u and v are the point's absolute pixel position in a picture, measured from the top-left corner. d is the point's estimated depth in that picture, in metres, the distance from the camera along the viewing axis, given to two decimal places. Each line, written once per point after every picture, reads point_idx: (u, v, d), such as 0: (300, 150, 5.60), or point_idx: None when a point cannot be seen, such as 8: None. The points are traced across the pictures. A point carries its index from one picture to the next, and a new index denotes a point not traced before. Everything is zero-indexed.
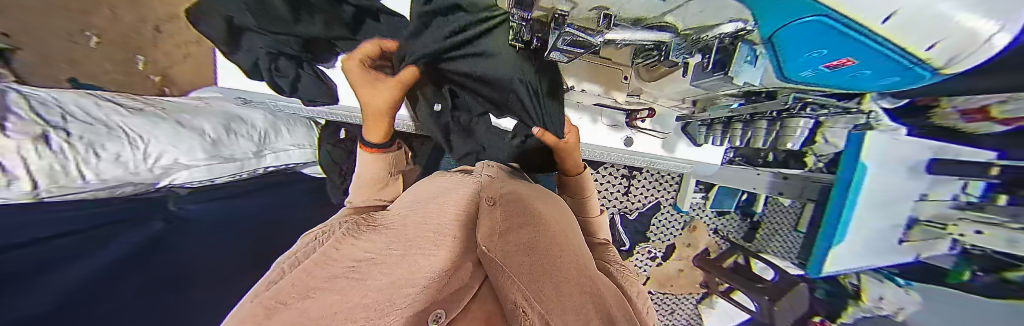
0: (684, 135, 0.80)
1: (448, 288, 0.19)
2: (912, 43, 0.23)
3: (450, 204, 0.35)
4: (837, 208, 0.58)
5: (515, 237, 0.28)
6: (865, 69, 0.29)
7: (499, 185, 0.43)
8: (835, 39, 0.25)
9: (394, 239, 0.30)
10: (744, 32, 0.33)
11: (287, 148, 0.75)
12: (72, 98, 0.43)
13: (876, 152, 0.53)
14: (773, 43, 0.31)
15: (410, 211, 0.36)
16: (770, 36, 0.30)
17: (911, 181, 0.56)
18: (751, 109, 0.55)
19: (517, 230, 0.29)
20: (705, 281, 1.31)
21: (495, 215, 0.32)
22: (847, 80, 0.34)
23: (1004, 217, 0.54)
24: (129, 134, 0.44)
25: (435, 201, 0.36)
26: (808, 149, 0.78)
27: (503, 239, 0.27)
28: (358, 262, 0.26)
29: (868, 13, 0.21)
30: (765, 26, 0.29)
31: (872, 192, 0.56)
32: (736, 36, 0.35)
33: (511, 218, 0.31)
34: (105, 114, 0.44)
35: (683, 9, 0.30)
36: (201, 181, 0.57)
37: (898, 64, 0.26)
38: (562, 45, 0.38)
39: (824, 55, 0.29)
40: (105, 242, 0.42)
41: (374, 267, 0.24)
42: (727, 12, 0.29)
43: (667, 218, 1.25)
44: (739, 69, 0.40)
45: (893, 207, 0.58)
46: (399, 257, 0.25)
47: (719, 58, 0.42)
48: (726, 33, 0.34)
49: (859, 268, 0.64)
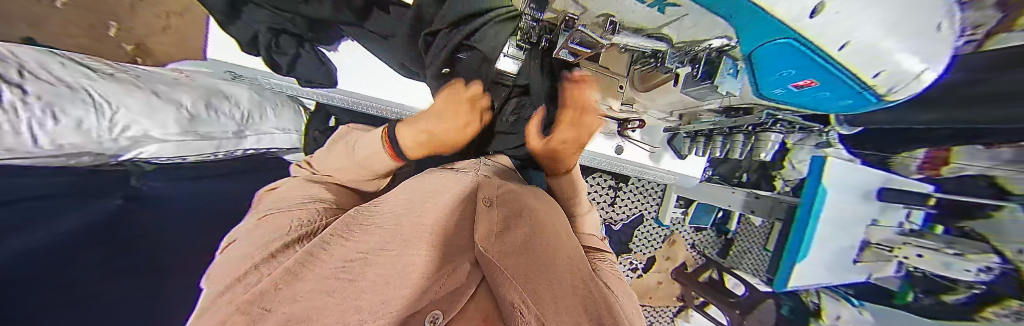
0: (669, 145, 0.85)
1: (432, 300, 0.20)
2: (859, 69, 0.22)
3: (445, 201, 0.35)
4: (801, 231, 0.63)
5: (510, 236, 0.28)
6: (825, 90, 0.28)
7: (498, 184, 0.43)
8: (798, 58, 0.24)
9: (388, 235, 0.29)
10: (729, 47, 0.33)
11: (272, 131, 0.72)
12: (34, 54, 0.39)
13: (836, 177, 0.59)
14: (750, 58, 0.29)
15: (404, 208, 0.34)
16: (749, 53, 0.29)
17: (864, 205, 0.63)
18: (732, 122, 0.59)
19: (514, 229, 0.30)
20: (682, 295, 1.35)
21: (492, 216, 0.31)
22: (812, 100, 0.33)
23: (940, 243, 0.61)
24: (97, 99, 0.41)
25: (433, 197, 0.35)
26: (778, 173, 0.84)
27: (499, 240, 0.27)
28: (350, 261, 0.25)
29: (826, 40, 0.20)
30: (744, 44, 0.28)
31: (832, 215, 0.62)
32: (723, 50, 0.35)
33: (508, 218, 0.32)
34: (73, 76, 0.40)
35: (678, 22, 0.31)
36: (173, 158, 0.54)
37: (849, 88, 0.26)
38: (570, 44, 0.38)
39: (791, 74, 0.28)
40: (51, 217, 0.37)
41: (368, 269, 0.24)
42: (716, 27, 0.29)
43: (649, 231, 1.30)
44: (723, 80, 0.39)
45: (850, 228, 0.64)
46: (396, 255, 0.25)
47: (706, 69, 0.41)
48: (714, 46, 0.35)
49: (823, 284, 0.69)
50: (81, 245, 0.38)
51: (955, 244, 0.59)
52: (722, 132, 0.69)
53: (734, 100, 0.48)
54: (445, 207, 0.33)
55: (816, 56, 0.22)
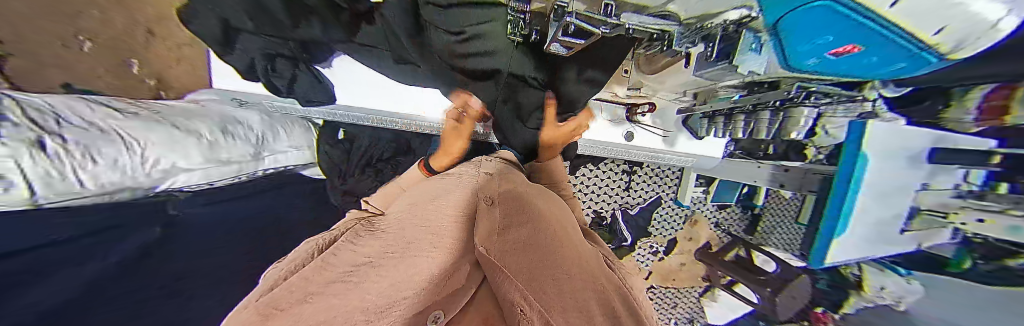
0: (685, 127, 0.79)
1: (438, 296, 0.17)
2: (915, 25, 0.19)
3: (446, 206, 0.33)
4: (839, 205, 0.58)
5: (514, 232, 0.27)
6: (871, 55, 0.25)
7: (497, 183, 0.41)
8: (839, 23, 0.21)
9: (392, 241, 0.29)
10: (748, 20, 0.29)
11: (285, 150, 0.75)
12: (67, 103, 0.42)
13: (877, 141, 0.53)
14: (777, 29, 0.27)
15: (406, 213, 0.36)
16: (776, 22, 0.26)
17: (908, 172, 0.56)
18: (754, 100, 0.54)
19: (515, 228, 0.28)
20: (707, 274, 1.31)
21: (492, 213, 0.29)
22: (851, 68, 0.29)
23: (1007, 204, 0.50)
24: (125, 137, 0.44)
25: (432, 204, 0.35)
26: (809, 142, 0.73)
27: (501, 238, 0.24)
28: (358, 265, 0.25)
29: None
30: (769, 14, 0.26)
31: (874, 182, 0.56)
32: (739, 21, 0.30)
33: (510, 215, 0.30)
34: (100, 118, 0.43)
35: None
36: (197, 185, 0.56)
37: (902, 49, 0.22)
38: (560, 37, 0.34)
39: (828, 44, 0.25)
40: (89, 255, 0.40)
41: (373, 269, 0.23)
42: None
43: (669, 213, 1.26)
44: (742, 58, 0.34)
45: (891, 198, 0.57)
46: (398, 258, 0.24)
47: (723, 47, 0.37)
48: (729, 21, 0.30)
49: (853, 259, 0.64)
50: (125, 274, 0.41)
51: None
52: (743, 110, 0.61)
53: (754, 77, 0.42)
54: (452, 206, 0.33)
55: (860, 17, 0.20)
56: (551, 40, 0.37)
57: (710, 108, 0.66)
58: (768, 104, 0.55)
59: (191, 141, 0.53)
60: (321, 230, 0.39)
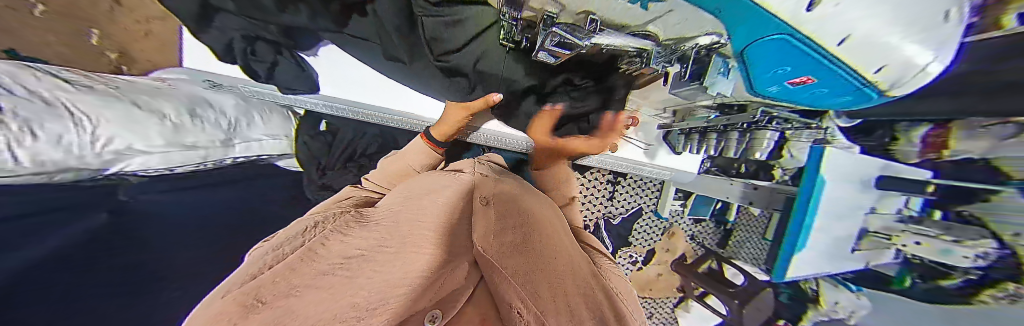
0: (665, 142, 0.83)
1: (432, 298, 0.17)
2: (861, 65, 0.21)
3: (442, 200, 0.34)
4: (799, 222, 0.63)
5: (510, 235, 0.29)
6: (822, 88, 0.27)
7: (492, 183, 0.43)
8: (799, 58, 0.23)
9: (386, 232, 0.28)
10: (718, 46, 0.31)
11: (261, 138, 0.69)
12: (6, 69, 0.38)
13: (834, 166, 0.58)
14: (744, 59, 0.29)
15: (402, 204, 0.34)
16: (741, 52, 0.28)
17: (862, 195, 0.61)
18: (725, 121, 0.58)
19: (512, 231, 0.30)
20: (682, 285, 1.36)
21: (490, 213, 0.32)
22: (811, 98, 0.32)
23: (939, 229, 0.58)
24: (75, 113, 0.40)
25: (429, 197, 0.35)
26: (776, 163, 0.79)
27: (498, 239, 0.27)
28: (348, 258, 0.23)
29: (829, 36, 0.19)
30: (736, 42, 0.26)
31: (832, 202, 0.61)
32: (710, 47, 0.32)
33: (506, 218, 0.32)
34: (47, 90, 0.39)
35: (663, 19, 0.29)
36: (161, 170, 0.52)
37: (852, 85, 0.25)
38: (549, 46, 0.36)
39: (788, 73, 0.27)
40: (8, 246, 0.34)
41: (365, 263, 0.22)
42: (704, 24, 0.27)
43: (649, 224, 1.30)
44: (713, 80, 0.38)
45: (849, 218, 0.63)
46: (393, 254, 0.24)
47: (695, 69, 0.39)
48: (702, 45, 0.32)
49: (815, 274, 0.69)
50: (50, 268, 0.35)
51: (954, 230, 0.56)
52: (716, 129, 0.65)
53: (726, 99, 0.45)
54: (447, 203, 0.33)
55: (815, 54, 0.21)
56: (539, 49, 0.38)
57: (688, 125, 0.69)
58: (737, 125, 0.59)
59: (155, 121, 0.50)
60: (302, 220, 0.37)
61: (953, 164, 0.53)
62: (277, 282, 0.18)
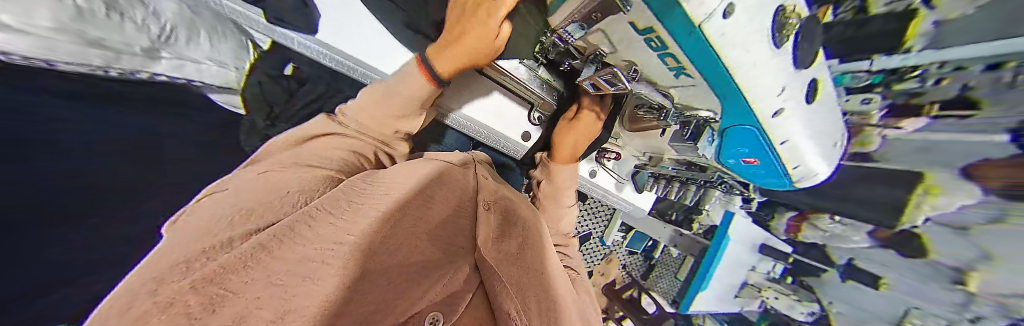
0: (631, 180, 0.93)
1: (435, 298, 0.23)
2: (784, 154, 0.34)
3: (444, 192, 0.34)
4: (708, 267, 0.81)
5: (507, 245, 0.33)
6: (761, 168, 0.40)
7: (492, 186, 0.45)
8: (754, 142, 0.34)
9: (386, 214, 0.25)
10: (711, 121, 0.38)
11: (200, 60, 0.52)
12: None
13: (738, 229, 0.80)
14: (723, 133, 0.38)
15: (404, 181, 0.32)
16: (724, 129, 0.36)
17: (751, 255, 0.83)
18: (691, 175, 0.72)
19: (507, 240, 0.34)
20: (606, 308, 1.51)
21: (490, 220, 0.35)
22: (751, 173, 0.43)
23: (788, 289, 0.83)
24: None
25: (436, 183, 0.34)
26: (699, 216, 0.94)
27: (496, 247, 0.31)
28: (339, 243, 0.19)
29: (777, 134, 0.31)
30: (726, 122, 0.34)
31: (733, 257, 0.81)
32: (707, 120, 0.39)
33: (503, 228, 0.36)
34: None
35: (687, 88, 0.32)
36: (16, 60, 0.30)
37: (778, 169, 0.38)
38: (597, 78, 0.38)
39: (744, 152, 0.38)
40: None
41: (372, 251, 0.20)
42: (710, 103, 0.33)
43: (593, 249, 1.42)
44: (703, 145, 0.46)
45: (738, 270, 0.84)
46: (400, 246, 0.23)
47: (694, 131, 0.45)
48: (702, 116, 0.38)
49: (710, 310, 0.85)
50: None
51: (799, 291, 0.81)
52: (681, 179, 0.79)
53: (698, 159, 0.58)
54: (453, 196, 0.35)
55: (764, 140, 0.33)
56: (585, 79, 0.41)
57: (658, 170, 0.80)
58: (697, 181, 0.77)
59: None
60: (286, 170, 0.30)
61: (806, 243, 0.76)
62: (250, 268, 0.14)
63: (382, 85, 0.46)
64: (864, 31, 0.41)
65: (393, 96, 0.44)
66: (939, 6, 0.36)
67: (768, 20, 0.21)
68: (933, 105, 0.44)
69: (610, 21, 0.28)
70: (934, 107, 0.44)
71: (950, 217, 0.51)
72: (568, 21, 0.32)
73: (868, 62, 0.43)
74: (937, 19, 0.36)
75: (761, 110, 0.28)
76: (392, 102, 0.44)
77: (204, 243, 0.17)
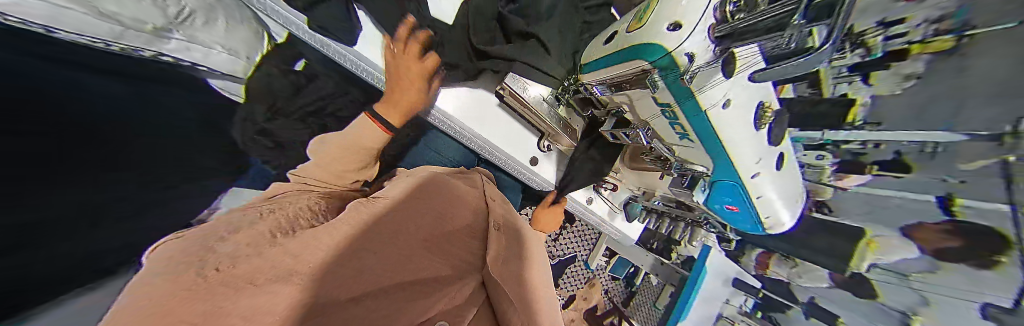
0: (623, 210, 1.02)
1: (449, 307, 0.37)
2: (760, 205, 0.41)
3: (459, 222, 0.51)
4: (686, 297, 0.86)
5: (503, 267, 0.48)
6: (742, 215, 0.46)
7: (499, 210, 0.61)
8: (735, 193, 0.41)
9: (401, 259, 0.37)
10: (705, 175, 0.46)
11: (211, 47, 0.48)
12: None
13: (714, 262, 0.86)
14: (711, 185, 0.45)
15: (433, 211, 0.48)
16: (714, 181, 0.43)
17: (721, 287, 0.89)
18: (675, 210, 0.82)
19: (502, 265, 0.48)
20: None
21: (494, 246, 0.50)
22: (730, 216, 0.49)
23: None
24: None
25: (451, 214, 0.50)
26: (676, 247, 0.99)
27: (497, 267, 0.46)
28: (391, 270, 0.35)
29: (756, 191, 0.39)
30: (715, 176, 0.42)
31: (707, 290, 0.86)
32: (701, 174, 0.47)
33: (501, 249, 0.51)
34: None
35: (687, 148, 0.43)
36: (94, 42, 0.32)
37: (754, 217, 0.44)
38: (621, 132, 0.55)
39: (727, 201, 0.44)
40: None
41: (398, 289, 0.33)
42: (701, 160, 0.42)
43: (577, 271, 1.46)
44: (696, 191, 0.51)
45: (710, 302, 0.88)
46: (420, 273, 0.38)
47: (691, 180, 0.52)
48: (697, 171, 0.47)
49: None
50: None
51: None
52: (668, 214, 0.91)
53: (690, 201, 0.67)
54: (466, 225, 0.52)
55: (744, 192, 0.40)
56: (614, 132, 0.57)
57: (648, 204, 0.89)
58: (681, 218, 0.86)
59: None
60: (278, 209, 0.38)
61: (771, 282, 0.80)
62: None
63: (329, 138, 0.56)
64: (818, 111, 0.48)
65: (344, 158, 0.56)
66: (876, 83, 0.38)
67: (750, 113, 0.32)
68: (873, 166, 0.46)
69: (638, 92, 0.41)
70: (874, 167, 0.46)
71: (896, 264, 0.47)
72: (598, 81, 0.48)
73: (818, 133, 0.50)
74: (873, 94, 0.39)
75: (744, 172, 0.37)
76: (361, 158, 0.57)
77: (268, 271, 0.27)
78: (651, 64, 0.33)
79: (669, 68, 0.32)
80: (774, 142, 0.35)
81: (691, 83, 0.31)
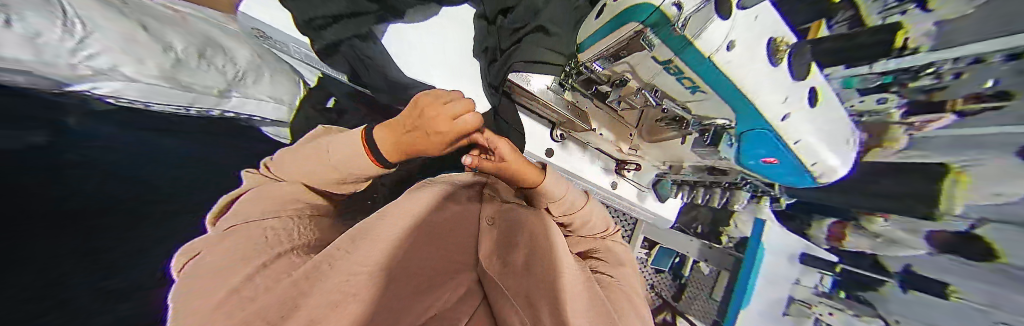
0: (654, 189, 0.96)
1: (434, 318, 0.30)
2: (800, 153, 0.37)
3: (442, 208, 0.40)
4: (745, 280, 0.73)
5: (512, 257, 0.39)
6: (783, 167, 0.42)
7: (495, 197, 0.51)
8: (770, 141, 0.38)
9: (378, 250, 0.28)
10: (727, 127, 0.44)
11: (262, 99, 0.59)
12: None
13: (773, 236, 0.75)
14: (740, 137, 0.42)
15: (411, 199, 0.37)
16: (743, 133, 0.40)
17: (790, 266, 0.74)
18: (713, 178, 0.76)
19: (507, 254, 0.40)
20: None
21: (490, 236, 0.42)
22: (768, 172, 0.46)
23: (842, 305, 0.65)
24: (69, 14, 0.25)
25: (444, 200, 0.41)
26: (725, 229, 0.89)
27: (499, 260, 0.39)
28: (361, 274, 0.25)
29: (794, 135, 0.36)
30: (743, 125, 0.39)
31: (769, 271, 0.73)
32: (723, 128, 0.45)
33: (506, 236, 0.42)
34: None
35: (700, 102, 0.42)
36: (177, 108, 0.43)
37: (799, 168, 0.40)
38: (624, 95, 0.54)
39: (763, 153, 0.41)
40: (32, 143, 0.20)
41: (385, 283, 0.26)
42: (720, 112, 0.40)
43: None
44: (723, 147, 0.48)
45: (777, 285, 0.73)
46: (405, 266, 0.30)
47: (711, 137, 0.49)
48: (717, 123, 0.45)
49: None
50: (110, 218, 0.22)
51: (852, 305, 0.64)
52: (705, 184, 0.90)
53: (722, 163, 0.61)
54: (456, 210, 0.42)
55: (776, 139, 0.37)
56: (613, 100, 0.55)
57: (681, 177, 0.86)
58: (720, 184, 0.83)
59: (194, 62, 0.43)
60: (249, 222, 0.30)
61: (850, 253, 0.66)
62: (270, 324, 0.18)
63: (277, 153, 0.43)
64: (852, 43, 0.45)
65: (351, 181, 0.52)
66: (935, 8, 0.38)
67: (763, 48, 0.30)
68: (956, 101, 0.42)
69: (635, 56, 0.42)
70: (957, 102, 0.42)
71: (1000, 211, 0.40)
72: (597, 58, 0.50)
73: (868, 67, 0.45)
74: (936, 19, 0.38)
75: (771, 115, 0.34)
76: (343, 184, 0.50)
77: (216, 283, 0.22)
78: (642, 24, 0.35)
79: (662, 23, 0.32)
80: (799, 76, 0.32)
81: (684, 32, 0.30)
